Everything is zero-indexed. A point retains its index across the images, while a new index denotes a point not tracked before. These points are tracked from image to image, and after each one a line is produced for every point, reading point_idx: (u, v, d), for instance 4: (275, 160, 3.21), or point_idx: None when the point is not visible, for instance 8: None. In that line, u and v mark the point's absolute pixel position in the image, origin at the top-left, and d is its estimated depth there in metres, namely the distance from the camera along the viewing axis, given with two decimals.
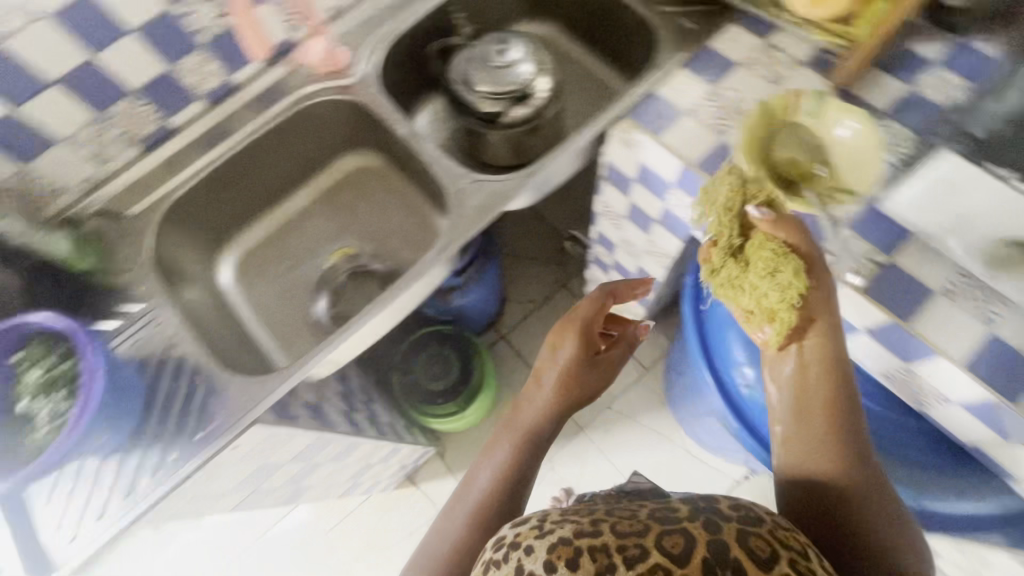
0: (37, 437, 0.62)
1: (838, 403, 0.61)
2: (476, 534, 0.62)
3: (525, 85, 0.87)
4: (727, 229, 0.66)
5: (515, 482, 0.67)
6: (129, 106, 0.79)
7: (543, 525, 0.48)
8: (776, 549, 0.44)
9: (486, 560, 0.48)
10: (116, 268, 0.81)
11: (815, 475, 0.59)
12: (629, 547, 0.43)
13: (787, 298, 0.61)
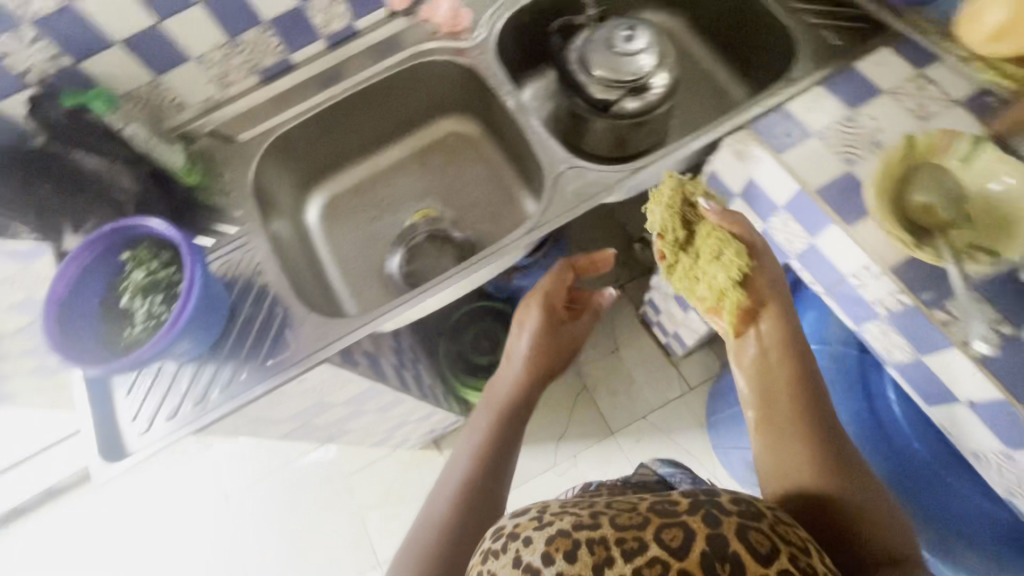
0: (135, 331, 0.66)
1: (803, 390, 0.62)
2: (471, 493, 0.65)
3: (644, 79, 0.84)
4: (672, 226, 0.70)
5: (499, 444, 0.71)
6: (258, 35, 0.81)
7: (543, 515, 0.45)
8: (775, 544, 0.41)
9: (484, 549, 0.46)
10: (218, 189, 0.84)
11: (792, 460, 0.57)
12: (627, 542, 0.41)
13: (733, 278, 0.66)
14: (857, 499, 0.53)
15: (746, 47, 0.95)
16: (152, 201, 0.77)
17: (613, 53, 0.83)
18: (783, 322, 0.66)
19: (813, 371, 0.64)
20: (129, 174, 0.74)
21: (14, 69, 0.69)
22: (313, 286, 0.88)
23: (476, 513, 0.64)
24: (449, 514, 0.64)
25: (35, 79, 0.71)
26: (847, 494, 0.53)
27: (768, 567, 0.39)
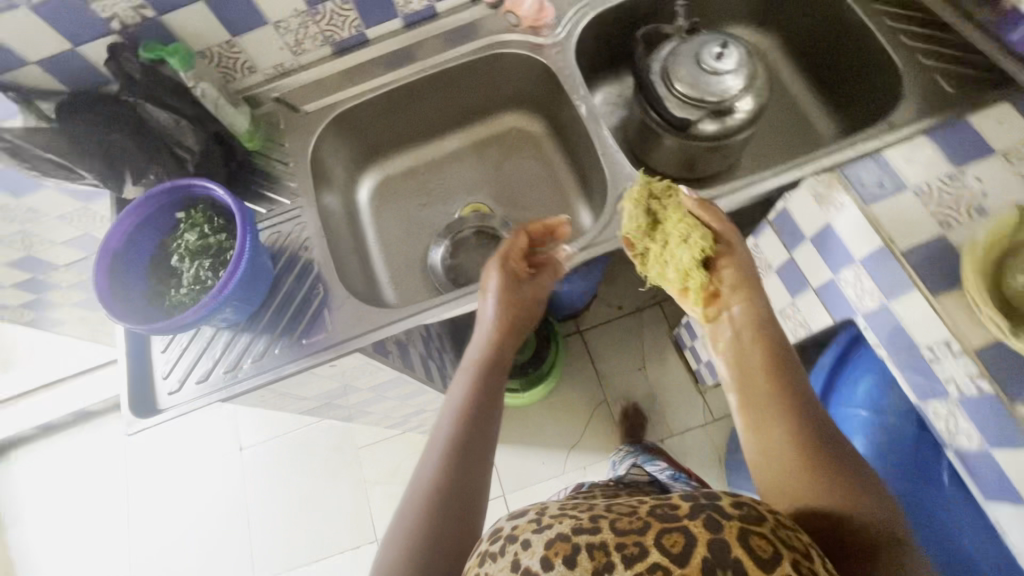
0: (180, 294, 0.66)
1: (784, 381, 0.59)
2: (456, 462, 0.60)
3: (730, 102, 0.78)
4: (636, 216, 0.73)
5: (482, 407, 0.65)
6: (337, 7, 0.80)
7: (541, 517, 0.42)
8: (778, 548, 0.39)
9: (480, 551, 0.43)
10: (278, 157, 0.84)
11: (792, 465, 0.53)
12: (627, 547, 0.38)
13: (697, 260, 0.69)
14: (859, 505, 0.49)
15: (843, 81, 0.88)
16: (212, 163, 0.77)
17: (701, 69, 0.78)
18: (755, 306, 0.66)
19: (785, 355, 0.62)
20: (194, 133, 0.74)
21: (100, 15, 0.69)
22: (355, 265, 0.88)
23: (465, 481, 0.59)
24: (437, 485, 0.58)
25: (118, 27, 0.71)
26: (851, 504, 0.49)
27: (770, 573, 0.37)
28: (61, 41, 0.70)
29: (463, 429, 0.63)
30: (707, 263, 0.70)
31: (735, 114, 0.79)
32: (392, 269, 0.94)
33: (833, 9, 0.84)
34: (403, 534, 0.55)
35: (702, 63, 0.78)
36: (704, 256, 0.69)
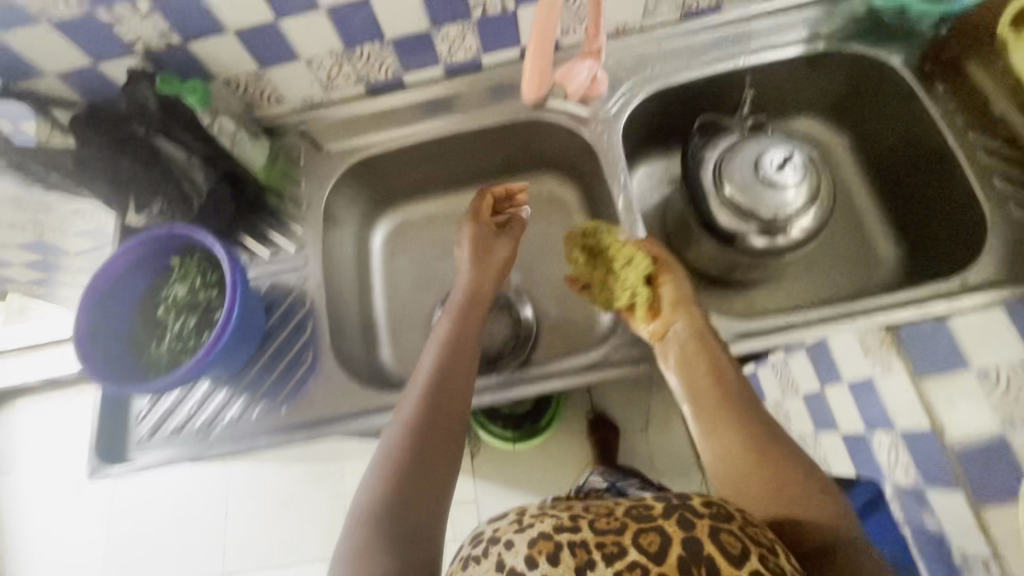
0: (160, 351, 0.63)
1: (727, 387, 0.58)
2: (430, 405, 0.55)
3: (784, 221, 0.71)
4: (575, 252, 0.73)
5: (463, 360, 0.60)
6: (375, 50, 0.74)
7: (523, 518, 0.45)
8: (746, 543, 0.42)
9: (464, 555, 0.46)
10: (296, 197, 0.81)
11: (746, 467, 0.52)
12: (606, 546, 0.41)
13: (640, 275, 0.67)
14: (811, 509, 0.48)
15: (917, 208, 0.78)
16: (218, 204, 0.72)
17: (758, 181, 0.71)
18: (696, 318, 0.64)
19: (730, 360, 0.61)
20: (203, 171, 0.70)
21: (123, 38, 0.65)
22: (354, 317, 0.82)
23: (440, 424, 0.54)
24: (410, 428, 0.52)
25: (140, 49, 0.66)
26: (808, 509, 0.49)
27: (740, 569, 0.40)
28: (81, 57, 0.66)
29: (442, 378, 0.57)
30: (649, 284, 0.68)
31: (788, 235, 0.71)
32: (392, 324, 0.87)
33: (922, 128, 0.75)
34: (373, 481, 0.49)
35: (761, 175, 0.71)
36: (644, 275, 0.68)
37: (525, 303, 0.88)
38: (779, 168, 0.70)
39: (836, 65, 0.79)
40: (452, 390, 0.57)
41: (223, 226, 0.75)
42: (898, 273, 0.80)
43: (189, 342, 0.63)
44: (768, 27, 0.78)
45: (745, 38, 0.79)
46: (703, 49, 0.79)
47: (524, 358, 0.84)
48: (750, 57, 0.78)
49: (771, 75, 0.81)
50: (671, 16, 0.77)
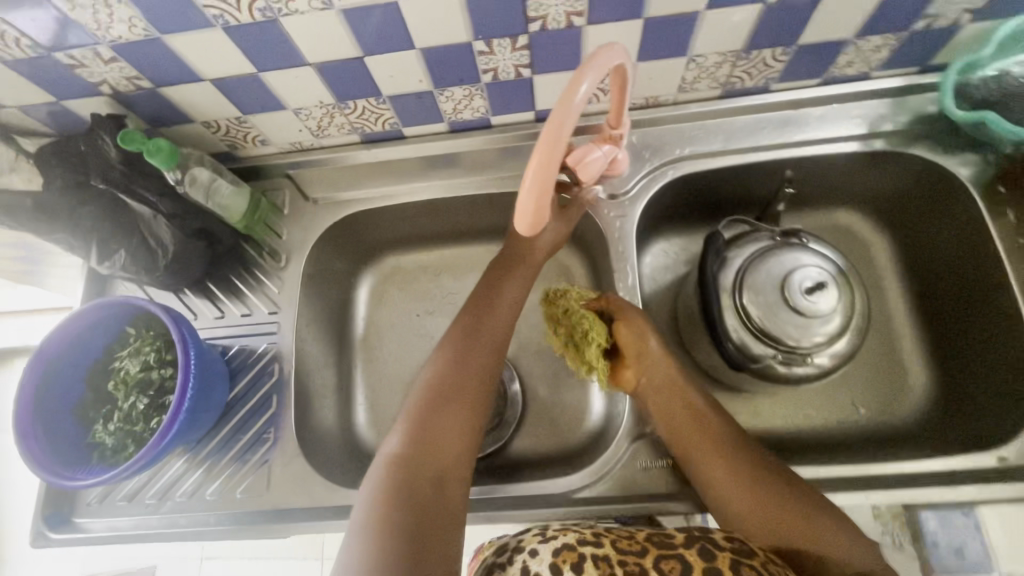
0: (106, 433, 0.59)
1: (717, 430, 0.56)
2: (421, 429, 0.54)
3: (806, 350, 0.62)
4: (548, 326, 0.72)
5: (464, 367, 0.58)
6: (371, 105, 0.66)
7: (546, 532, 0.50)
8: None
9: (489, 563, 0.51)
10: (275, 247, 0.74)
11: (750, 504, 0.51)
12: (629, 564, 0.45)
13: (595, 349, 0.66)
14: (817, 539, 0.47)
15: (962, 339, 0.69)
16: (186, 262, 0.67)
17: (783, 301, 0.62)
18: (660, 367, 0.63)
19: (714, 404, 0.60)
20: (170, 227, 0.64)
21: (87, 79, 0.58)
22: (328, 380, 0.77)
23: (434, 444, 0.53)
24: (402, 455, 0.52)
25: (108, 90, 0.60)
26: (815, 539, 0.47)
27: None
28: (44, 94, 0.60)
29: (435, 397, 0.56)
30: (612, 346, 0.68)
31: (807, 364, 0.63)
32: (370, 385, 0.81)
33: (983, 257, 0.65)
34: (376, 496, 0.49)
35: (788, 295, 0.62)
36: (603, 344, 0.66)
37: (514, 378, 0.80)
38: (809, 291, 0.62)
39: (894, 164, 0.69)
40: (452, 400, 0.56)
41: (192, 278, 0.70)
42: (929, 406, 0.71)
43: (136, 426, 0.59)
44: (820, 115, 0.68)
45: (791, 124, 0.69)
46: (742, 131, 0.69)
47: (501, 443, 0.77)
48: (794, 147, 0.68)
49: (816, 168, 0.71)
50: (710, 93, 0.68)
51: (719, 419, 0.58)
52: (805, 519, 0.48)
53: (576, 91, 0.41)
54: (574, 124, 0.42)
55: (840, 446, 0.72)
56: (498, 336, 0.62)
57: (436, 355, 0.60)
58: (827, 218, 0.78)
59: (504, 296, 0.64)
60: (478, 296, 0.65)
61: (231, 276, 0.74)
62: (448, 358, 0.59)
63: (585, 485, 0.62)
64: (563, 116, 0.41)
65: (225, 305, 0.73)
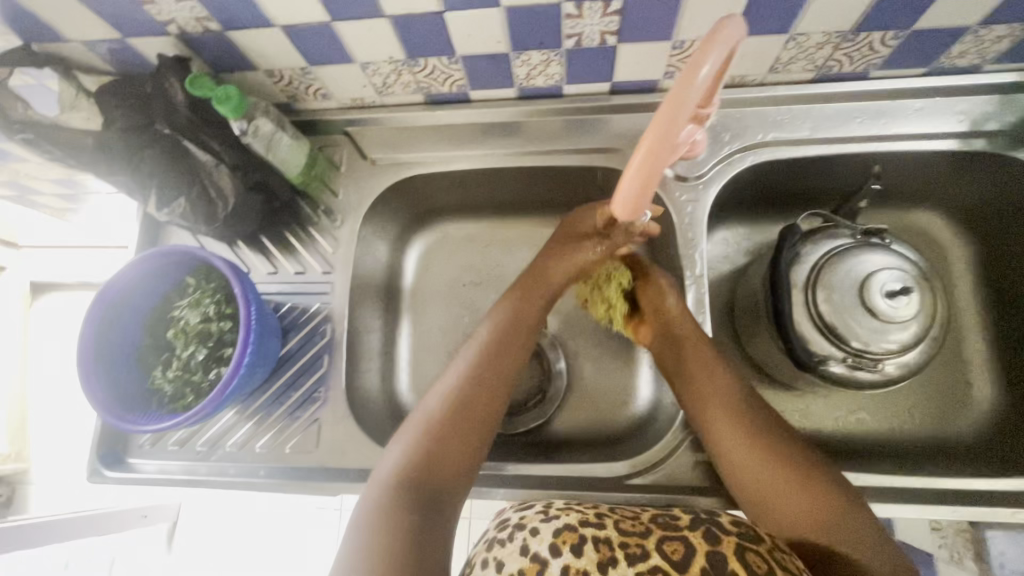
0: (164, 380, 0.59)
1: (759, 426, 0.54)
2: (429, 450, 0.50)
3: (876, 355, 0.60)
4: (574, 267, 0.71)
5: (485, 379, 0.54)
6: (442, 65, 0.63)
7: (549, 512, 0.50)
8: (772, 566, 0.43)
9: (490, 540, 0.50)
10: (330, 206, 0.73)
11: (780, 507, 0.50)
12: (630, 547, 0.45)
13: (614, 288, 0.66)
14: (846, 546, 0.46)
15: None
16: (242, 215, 0.65)
17: (859, 303, 0.60)
18: (688, 361, 0.59)
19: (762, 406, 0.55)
20: (231, 179, 0.63)
21: (155, 18, 0.56)
22: (374, 342, 0.77)
23: (438, 470, 0.49)
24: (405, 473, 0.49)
25: (175, 31, 0.58)
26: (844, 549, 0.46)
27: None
28: (109, 30, 0.58)
29: (449, 416, 0.52)
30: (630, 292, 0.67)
31: (875, 370, 0.61)
32: (414, 351, 0.81)
33: None
34: (373, 513, 0.46)
35: (865, 297, 0.60)
36: (623, 288, 0.66)
37: (560, 356, 0.79)
38: (891, 295, 0.59)
39: (991, 168, 0.65)
40: (471, 414, 0.52)
41: (246, 231, 0.69)
42: (990, 421, 0.69)
43: (192, 377, 0.59)
44: (918, 108, 0.64)
45: (884, 115, 0.64)
46: (830, 119, 0.65)
47: (543, 420, 0.77)
48: (885, 140, 0.64)
49: (904, 164, 0.67)
50: (802, 76, 0.64)
51: (763, 419, 0.54)
52: (829, 520, 0.48)
53: (695, 76, 0.37)
54: (687, 116, 0.39)
55: (888, 453, 0.70)
56: (523, 348, 0.57)
57: (457, 365, 0.55)
58: (904, 219, 0.75)
59: (531, 307, 0.59)
60: (506, 306, 0.59)
61: (284, 232, 0.73)
62: (470, 367, 0.54)
63: (636, 472, 0.63)
64: (681, 102, 0.38)
65: (278, 262, 0.72)
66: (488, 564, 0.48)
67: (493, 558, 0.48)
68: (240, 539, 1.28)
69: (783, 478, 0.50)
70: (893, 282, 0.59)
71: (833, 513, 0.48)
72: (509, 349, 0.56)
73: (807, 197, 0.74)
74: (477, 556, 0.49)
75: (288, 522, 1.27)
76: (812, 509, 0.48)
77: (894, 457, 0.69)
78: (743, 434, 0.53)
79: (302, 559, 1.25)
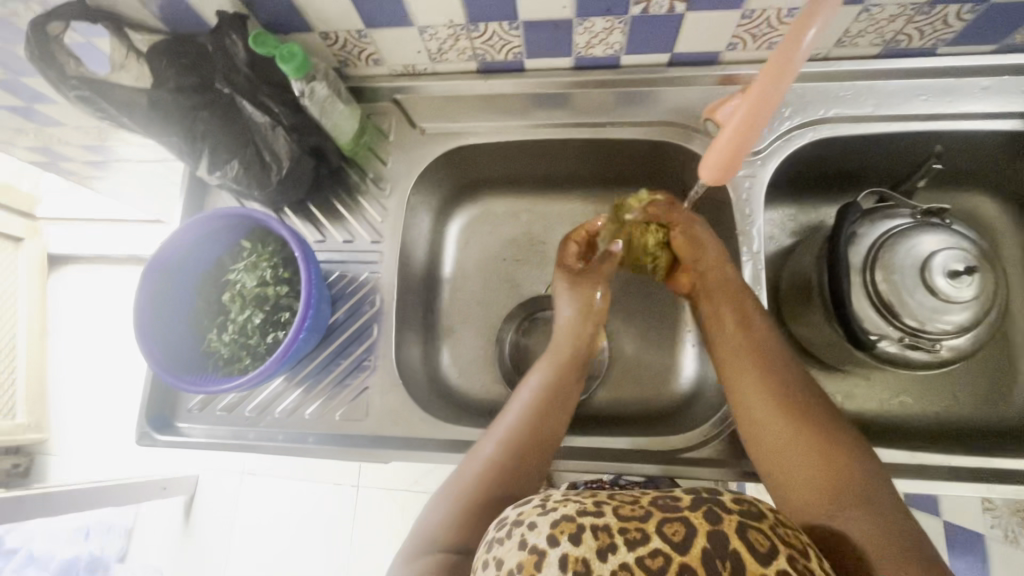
0: (222, 341, 0.60)
1: (802, 423, 0.51)
2: (476, 492, 0.52)
3: (934, 336, 0.60)
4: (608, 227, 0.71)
5: (520, 452, 0.56)
6: (502, 31, 0.62)
7: (546, 502, 0.43)
8: (775, 542, 0.38)
9: (489, 539, 0.43)
10: (378, 175, 0.72)
11: (813, 503, 0.47)
12: (629, 532, 0.38)
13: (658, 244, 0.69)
14: (877, 549, 0.43)
15: None
16: (296, 179, 0.65)
17: (919, 283, 0.59)
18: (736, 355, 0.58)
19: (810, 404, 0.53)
20: (287, 141, 0.62)
21: None
22: (418, 314, 0.77)
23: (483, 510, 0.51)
24: (454, 517, 0.51)
25: None
26: (874, 551, 0.43)
27: (766, 569, 0.36)
28: None
29: (499, 459, 0.55)
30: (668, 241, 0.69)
31: (931, 350, 0.61)
32: (454, 324, 0.81)
33: None
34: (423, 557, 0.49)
35: (926, 277, 0.59)
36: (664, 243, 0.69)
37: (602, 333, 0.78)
38: (953, 274, 0.58)
39: None
40: (506, 482, 0.53)
41: (296, 197, 0.68)
42: None
43: (250, 341, 0.59)
44: (986, 86, 0.63)
45: (949, 93, 0.63)
46: (894, 96, 0.64)
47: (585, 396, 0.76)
48: (948, 119, 0.63)
49: (967, 144, 0.66)
50: (867, 50, 0.63)
51: (810, 414, 0.52)
52: (839, 499, 0.46)
53: (802, 39, 0.37)
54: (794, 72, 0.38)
55: (933, 436, 0.70)
56: (558, 421, 0.60)
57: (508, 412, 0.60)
58: (960, 201, 0.73)
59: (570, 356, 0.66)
60: (538, 379, 0.63)
61: (332, 200, 0.72)
62: (504, 438, 0.57)
63: (688, 447, 0.63)
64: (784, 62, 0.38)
65: (326, 230, 0.72)
66: (488, 564, 0.41)
67: (489, 561, 0.41)
68: (256, 515, 1.28)
69: (800, 453, 0.50)
70: (949, 266, 0.58)
71: (846, 497, 0.46)
72: (542, 421, 0.58)
73: (862, 177, 0.73)
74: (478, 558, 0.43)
75: (305, 498, 1.27)
76: (823, 486, 0.48)
77: (939, 439, 0.69)
78: (766, 405, 0.53)
79: (319, 535, 1.24)
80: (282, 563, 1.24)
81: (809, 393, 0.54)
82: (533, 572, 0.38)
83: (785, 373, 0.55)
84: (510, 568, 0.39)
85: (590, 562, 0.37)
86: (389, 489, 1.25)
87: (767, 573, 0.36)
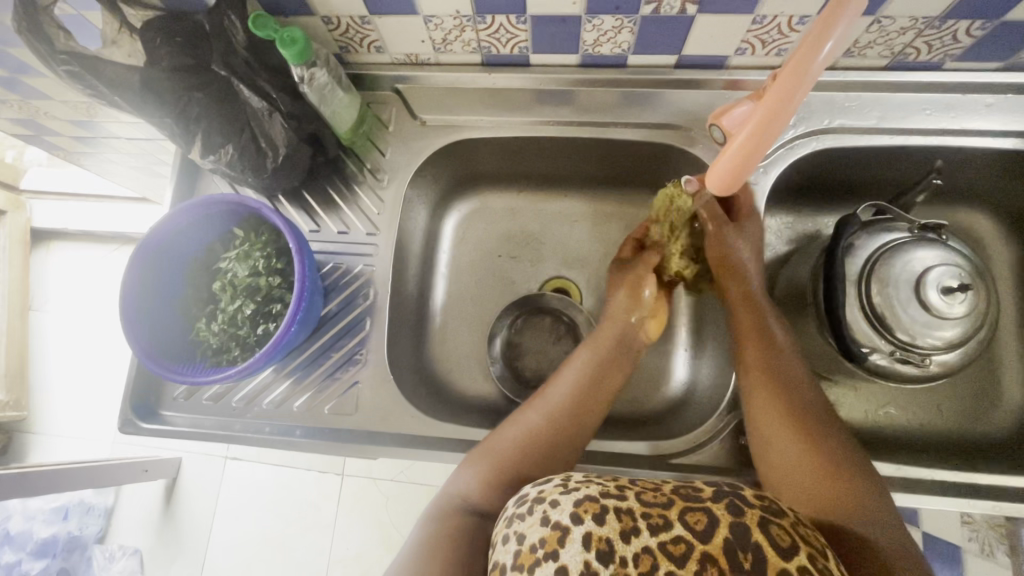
0: (210, 331, 0.59)
1: (821, 428, 0.51)
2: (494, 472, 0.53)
3: (925, 351, 0.60)
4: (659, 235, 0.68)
5: (557, 433, 0.56)
6: (510, 23, 0.60)
7: (567, 483, 0.43)
8: (796, 539, 0.37)
9: (508, 515, 0.43)
10: (375, 165, 0.71)
11: (828, 504, 0.46)
12: (652, 517, 0.38)
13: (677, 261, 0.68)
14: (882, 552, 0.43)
15: None
16: (292, 166, 0.64)
17: (915, 296, 0.59)
18: (783, 359, 0.56)
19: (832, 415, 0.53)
20: (283, 127, 0.62)
21: None
22: (412, 306, 0.75)
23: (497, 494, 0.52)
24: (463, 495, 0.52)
25: None
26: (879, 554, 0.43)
27: (788, 560, 0.35)
28: None
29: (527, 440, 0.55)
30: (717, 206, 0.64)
31: (921, 365, 0.61)
32: (446, 319, 0.79)
33: None
34: (419, 528, 0.51)
35: (923, 289, 0.58)
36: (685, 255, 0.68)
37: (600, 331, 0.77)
38: (947, 290, 0.57)
39: None
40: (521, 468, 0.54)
41: (291, 184, 0.67)
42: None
43: (238, 327, 0.59)
44: (989, 103, 0.63)
45: (954, 108, 0.63)
46: (898, 109, 0.64)
47: None
48: (950, 133, 0.63)
49: (968, 159, 0.66)
50: (873, 62, 0.63)
51: (831, 427, 0.51)
52: (841, 509, 0.45)
53: (820, 48, 0.40)
54: (812, 82, 0.42)
55: (918, 446, 0.70)
56: (596, 411, 0.59)
57: (553, 388, 0.59)
58: (954, 218, 0.74)
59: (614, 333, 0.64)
60: (581, 359, 0.61)
61: (327, 188, 0.71)
62: (542, 419, 0.57)
63: (678, 453, 0.63)
64: (807, 65, 0.41)
65: (320, 219, 0.71)
66: (508, 540, 0.41)
67: (508, 535, 0.41)
68: (239, 500, 1.26)
69: (810, 458, 0.49)
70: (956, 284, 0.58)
71: (849, 504, 0.46)
72: (577, 405, 0.58)
73: (862, 188, 0.72)
74: (499, 532, 0.42)
75: (288, 486, 1.26)
76: (832, 494, 0.46)
77: (926, 450, 0.69)
78: (783, 405, 0.53)
79: (302, 522, 1.24)
80: (263, 549, 1.23)
81: (823, 408, 0.53)
82: (557, 548, 0.37)
83: (802, 381, 0.55)
84: (532, 543, 0.38)
85: (614, 543, 0.37)
86: (374, 479, 1.24)
87: (789, 564, 0.35)
